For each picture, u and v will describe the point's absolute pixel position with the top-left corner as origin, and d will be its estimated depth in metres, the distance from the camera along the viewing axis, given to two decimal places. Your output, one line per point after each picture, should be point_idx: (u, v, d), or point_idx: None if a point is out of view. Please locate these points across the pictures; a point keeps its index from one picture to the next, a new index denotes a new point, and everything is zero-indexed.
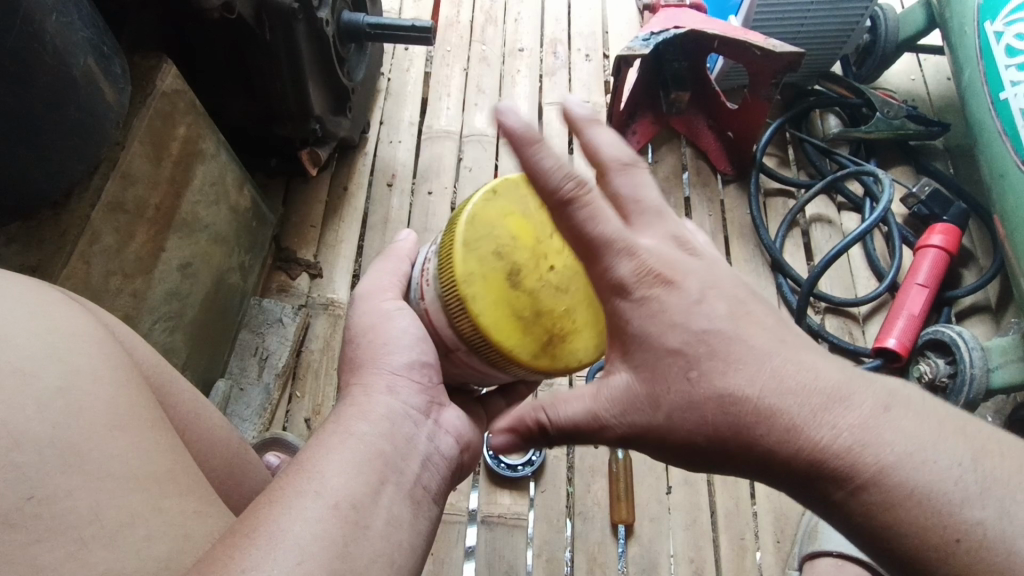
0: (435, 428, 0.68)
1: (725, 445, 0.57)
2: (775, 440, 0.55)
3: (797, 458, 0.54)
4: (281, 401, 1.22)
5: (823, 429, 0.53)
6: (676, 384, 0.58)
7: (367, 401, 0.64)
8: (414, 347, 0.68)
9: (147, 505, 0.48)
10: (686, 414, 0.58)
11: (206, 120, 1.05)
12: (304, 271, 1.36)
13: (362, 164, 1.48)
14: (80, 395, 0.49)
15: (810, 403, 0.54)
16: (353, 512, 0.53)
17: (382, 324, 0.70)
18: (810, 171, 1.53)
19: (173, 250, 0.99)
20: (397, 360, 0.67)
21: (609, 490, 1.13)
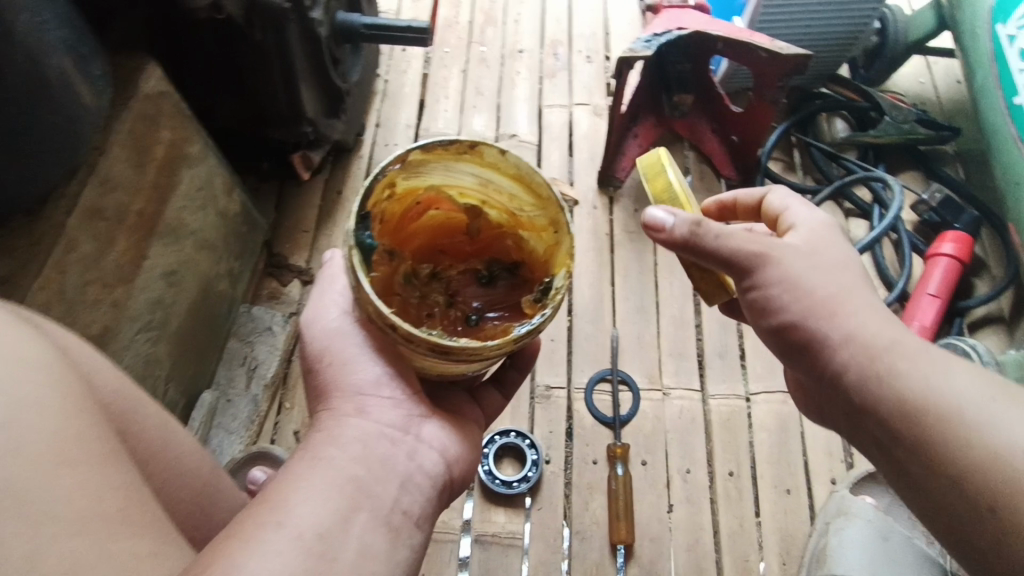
0: (417, 444, 0.63)
1: (801, 336, 0.70)
2: (846, 341, 0.67)
3: (856, 358, 0.66)
4: (270, 412, 1.18)
5: (889, 338, 0.66)
6: (827, 267, 0.70)
7: (336, 427, 0.60)
8: (374, 360, 0.64)
9: (94, 549, 0.43)
10: (788, 297, 0.69)
11: (193, 122, 1.01)
12: (296, 278, 1.33)
13: (357, 167, 1.45)
14: (21, 429, 0.45)
15: (895, 329, 0.66)
16: (318, 544, 0.49)
17: (335, 344, 0.65)
18: (817, 176, 1.48)
19: (157, 257, 0.95)
20: (361, 379, 0.63)
21: (608, 509, 1.09)
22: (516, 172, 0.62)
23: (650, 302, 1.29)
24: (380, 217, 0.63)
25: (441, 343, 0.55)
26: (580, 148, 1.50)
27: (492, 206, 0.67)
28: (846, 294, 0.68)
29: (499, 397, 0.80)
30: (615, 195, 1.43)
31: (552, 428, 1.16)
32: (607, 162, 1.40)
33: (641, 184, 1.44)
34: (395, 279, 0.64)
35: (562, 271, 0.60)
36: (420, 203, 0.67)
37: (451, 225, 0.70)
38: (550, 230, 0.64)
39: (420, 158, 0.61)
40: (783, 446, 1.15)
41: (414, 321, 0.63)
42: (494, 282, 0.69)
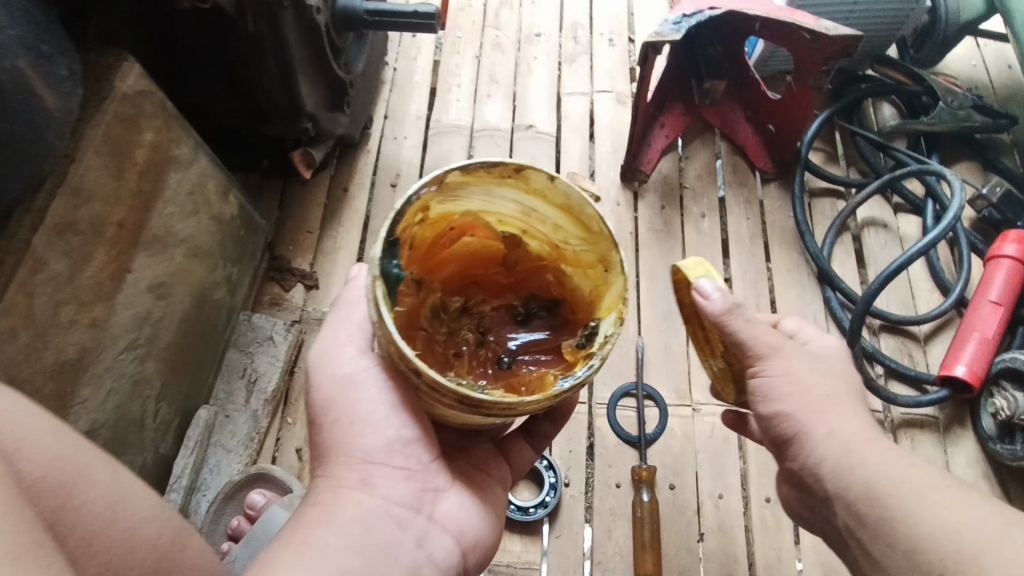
0: (426, 526, 0.56)
1: (784, 432, 0.71)
2: (820, 441, 0.68)
3: (826, 462, 0.67)
4: (272, 428, 1.11)
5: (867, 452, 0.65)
6: (808, 393, 0.70)
7: (334, 502, 0.54)
8: (389, 424, 0.56)
9: None
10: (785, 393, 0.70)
11: (180, 122, 0.92)
12: (299, 282, 1.25)
13: (364, 163, 1.36)
14: None
15: (877, 445, 0.66)
16: None
17: (346, 395, 0.57)
18: (862, 167, 1.35)
19: (141, 270, 0.88)
20: (370, 444, 0.56)
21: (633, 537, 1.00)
22: (565, 202, 0.56)
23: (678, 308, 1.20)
24: (410, 244, 0.56)
25: (470, 396, 0.49)
26: (602, 139, 1.39)
27: (533, 235, 0.62)
28: (837, 402, 0.69)
29: (529, 450, 0.73)
30: (641, 191, 1.33)
31: (572, 449, 1.07)
32: (631, 155, 1.29)
33: (667, 179, 1.33)
34: (423, 312, 0.59)
35: (611, 317, 0.55)
36: (453, 229, 0.61)
37: (486, 255, 0.66)
38: (598, 269, 0.58)
39: (458, 180, 0.54)
40: None
41: (442, 361, 0.59)
42: (530, 320, 0.65)
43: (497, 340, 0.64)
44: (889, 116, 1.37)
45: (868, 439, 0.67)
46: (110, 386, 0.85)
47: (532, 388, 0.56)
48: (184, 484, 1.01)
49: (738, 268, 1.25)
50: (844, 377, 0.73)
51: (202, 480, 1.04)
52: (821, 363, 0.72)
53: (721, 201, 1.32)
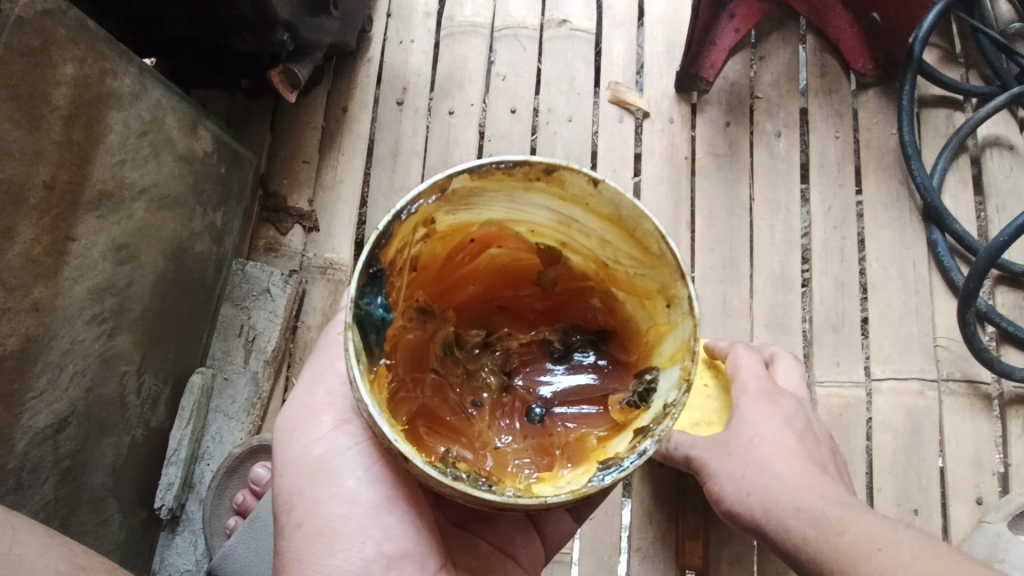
0: None
1: (745, 522, 0.66)
2: (767, 521, 0.63)
3: (778, 544, 0.61)
4: (275, 391, 1.00)
5: (806, 523, 0.59)
6: (746, 472, 0.67)
7: None
8: (364, 535, 0.46)
9: None
10: (729, 487, 0.68)
11: (109, 42, 0.73)
12: (297, 223, 1.08)
13: (364, 76, 1.13)
14: None
15: (811, 510, 0.60)
16: None
17: (316, 493, 0.47)
18: (983, 72, 1.05)
19: (91, 235, 0.73)
20: (341, 566, 0.46)
21: (677, 522, 0.89)
22: (614, 214, 0.42)
23: (742, 254, 0.99)
24: (411, 267, 0.43)
25: (479, 496, 0.35)
26: (654, 36, 1.11)
27: (575, 250, 0.47)
28: (764, 475, 0.66)
29: (568, 521, 0.60)
30: (700, 103, 1.07)
31: None
32: (689, 59, 1.02)
33: (735, 87, 1.06)
34: (432, 349, 0.48)
35: (673, 371, 0.42)
36: (475, 241, 0.47)
37: (515, 273, 0.51)
38: (657, 299, 0.44)
39: (469, 186, 0.41)
40: (913, 453, 0.89)
41: (455, 413, 0.46)
42: (571, 357, 0.51)
43: (526, 385, 0.51)
44: (1007, 15, 1.06)
45: (804, 506, 0.61)
46: (75, 372, 0.74)
47: (569, 454, 0.43)
48: (183, 457, 0.92)
49: (820, 202, 1.01)
50: (786, 446, 0.68)
51: (204, 448, 0.95)
52: (749, 424, 0.70)
53: (804, 113, 1.05)
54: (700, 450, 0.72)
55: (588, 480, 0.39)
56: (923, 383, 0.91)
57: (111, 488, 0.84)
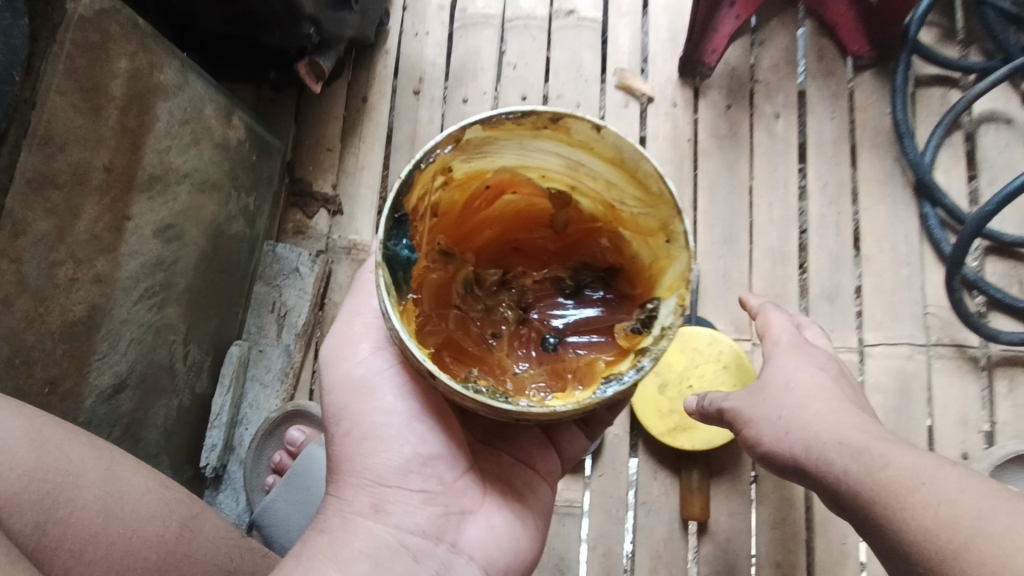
0: (450, 554, 0.50)
1: (785, 462, 0.67)
2: (805, 456, 0.65)
3: (816, 474, 0.64)
4: (306, 361, 1.08)
5: (849, 456, 0.61)
6: (780, 416, 0.69)
7: (346, 529, 0.49)
8: (404, 439, 0.51)
9: None
10: (767, 430, 0.69)
11: (156, 39, 0.80)
12: (322, 207, 1.16)
13: (382, 67, 1.20)
14: None
15: (851, 445, 0.62)
16: None
17: (359, 402, 0.51)
18: (987, 46, 1.08)
19: (143, 215, 0.81)
20: (384, 464, 0.50)
21: (680, 477, 0.96)
22: (615, 157, 0.47)
23: (741, 230, 1.05)
24: (432, 213, 0.49)
25: (495, 405, 0.41)
26: (658, 24, 1.16)
27: (583, 193, 0.52)
28: (803, 414, 0.67)
29: (582, 437, 0.64)
30: (702, 88, 1.12)
31: None
32: (691, 45, 1.07)
33: (736, 71, 1.12)
34: (455, 287, 0.53)
35: (671, 299, 0.47)
36: (490, 188, 0.53)
37: (530, 218, 0.57)
38: (657, 237, 0.49)
39: (482, 136, 0.46)
40: (903, 412, 0.95)
41: (475, 342, 0.52)
42: (582, 293, 0.56)
43: (540, 317, 0.56)
44: None
45: (844, 439, 0.63)
46: (131, 338, 0.82)
47: (580, 376, 0.48)
48: (224, 421, 1.00)
49: (817, 179, 1.06)
50: (821, 388, 0.70)
51: (242, 415, 1.03)
52: (784, 369, 0.74)
53: (801, 95, 1.10)
54: (742, 400, 0.73)
55: (593, 395, 0.44)
56: (912, 348, 0.97)
57: (162, 446, 0.92)
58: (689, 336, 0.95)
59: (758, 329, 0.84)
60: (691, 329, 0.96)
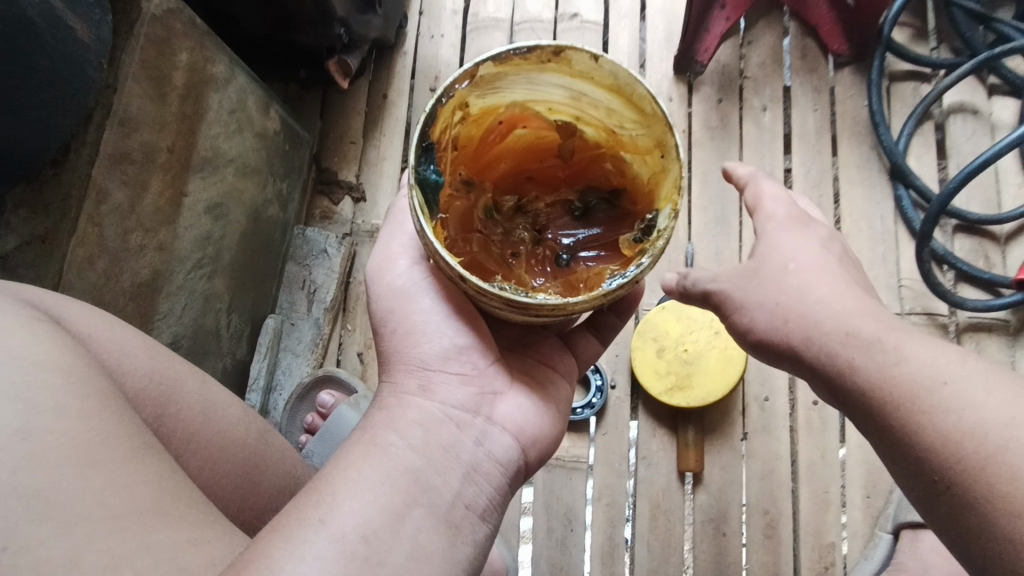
0: (488, 427, 0.50)
1: (779, 350, 0.61)
2: (804, 344, 0.59)
3: (816, 364, 0.58)
4: (333, 334, 1.17)
5: (859, 349, 0.56)
6: (784, 305, 0.60)
7: (395, 405, 0.49)
8: (445, 325, 0.51)
9: (135, 543, 0.38)
10: (753, 317, 0.62)
11: (211, 38, 0.90)
12: (346, 194, 1.25)
13: (400, 67, 1.30)
14: (42, 436, 0.39)
15: (862, 338, 0.56)
16: (364, 546, 0.40)
17: (399, 297, 0.53)
18: (954, 44, 1.18)
19: (197, 193, 0.91)
20: (426, 351, 0.51)
21: (677, 434, 1.06)
22: (615, 84, 0.49)
23: (731, 212, 1.15)
24: (453, 145, 0.51)
25: (516, 300, 0.44)
26: (654, 26, 1.27)
27: (588, 122, 0.54)
28: (801, 298, 0.59)
29: (595, 343, 0.66)
30: (695, 83, 1.23)
31: (618, 353, 1.10)
32: (685, 44, 1.18)
33: (726, 68, 1.22)
34: (476, 214, 0.54)
35: (667, 208, 0.48)
36: (502, 122, 0.55)
37: (539, 147, 0.57)
38: (656, 154, 0.50)
39: (493, 72, 0.48)
40: None
41: (497, 259, 0.53)
42: (590, 214, 0.56)
43: (554, 237, 0.56)
44: None
45: (853, 329, 0.56)
46: (185, 303, 0.92)
47: (590, 284, 0.49)
48: (262, 385, 1.11)
49: (800, 166, 1.17)
50: (821, 266, 0.61)
51: (276, 381, 1.14)
52: (781, 249, 0.63)
53: (786, 90, 1.20)
54: (728, 281, 0.64)
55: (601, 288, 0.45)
56: None
57: None
58: (685, 306, 1.05)
59: (748, 203, 0.71)
60: (687, 300, 1.06)
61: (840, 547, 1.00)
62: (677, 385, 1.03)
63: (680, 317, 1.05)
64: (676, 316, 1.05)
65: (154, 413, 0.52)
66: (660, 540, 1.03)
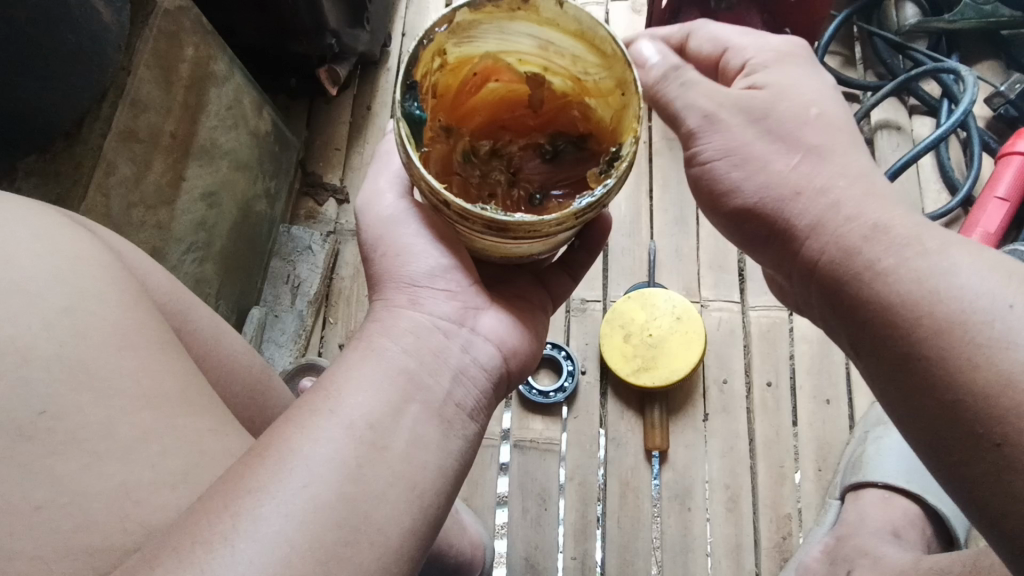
0: (471, 337, 0.60)
1: (772, 226, 0.65)
2: (824, 237, 0.61)
3: (838, 269, 0.60)
4: (315, 326, 1.22)
5: (893, 255, 0.57)
6: (793, 182, 0.63)
7: (389, 318, 0.58)
8: (430, 251, 0.61)
9: (162, 422, 0.48)
10: (758, 182, 0.64)
11: (215, 38, 0.98)
12: (331, 197, 1.31)
13: (384, 81, 1.39)
14: (87, 315, 0.49)
15: (867, 224, 0.59)
16: (370, 432, 0.47)
17: (391, 231, 0.62)
18: (879, 71, 1.35)
19: (194, 179, 0.97)
20: (415, 270, 0.61)
21: (643, 415, 1.13)
22: (577, 29, 0.57)
23: (689, 213, 1.24)
24: (432, 92, 0.60)
25: (496, 219, 0.52)
26: None
27: (556, 71, 0.63)
28: (812, 171, 0.63)
29: (569, 282, 0.79)
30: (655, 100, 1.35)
31: (588, 341, 1.17)
32: None
33: None
34: (454, 157, 0.63)
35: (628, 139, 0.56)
36: (477, 75, 0.64)
37: (513, 98, 0.67)
38: (615, 96, 0.59)
39: (469, 19, 0.57)
40: (825, 358, 1.15)
41: (474, 200, 0.63)
42: (559, 156, 0.66)
43: (528, 176, 0.66)
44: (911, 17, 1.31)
45: (880, 224, 0.59)
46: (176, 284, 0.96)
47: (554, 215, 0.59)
48: None
49: None
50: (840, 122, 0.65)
51: None
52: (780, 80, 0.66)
53: None
54: (725, 128, 0.65)
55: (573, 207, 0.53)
56: None
57: None
58: (647, 296, 1.15)
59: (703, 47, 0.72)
60: (646, 290, 1.15)
61: (796, 518, 1.08)
62: (644, 369, 1.10)
63: (643, 306, 1.14)
64: (638, 305, 1.14)
65: (177, 325, 0.59)
66: (629, 516, 1.09)
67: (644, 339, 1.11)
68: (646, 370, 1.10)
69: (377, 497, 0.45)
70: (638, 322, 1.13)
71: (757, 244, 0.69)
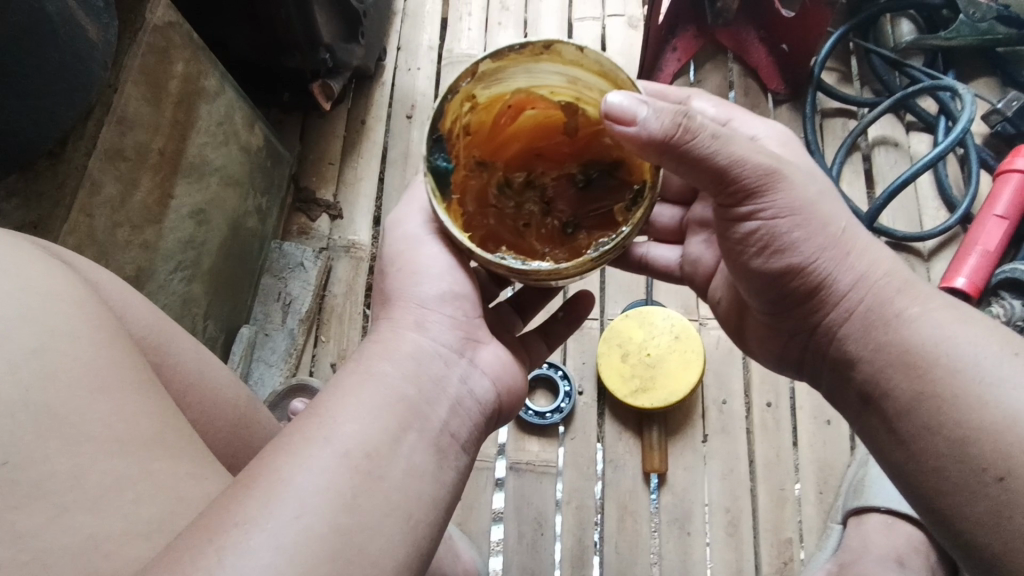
0: (470, 368, 0.58)
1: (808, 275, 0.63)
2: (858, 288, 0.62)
3: (871, 315, 0.61)
4: (307, 345, 1.19)
5: (918, 305, 0.60)
6: (835, 235, 0.62)
7: (392, 338, 0.56)
8: (445, 275, 0.60)
9: (137, 467, 0.46)
10: (802, 232, 0.61)
11: (206, 53, 0.96)
12: (324, 212, 1.29)
13: (379, 95, 1.37)
14: (57, 355, 0.47)
15: (895, 279, 0.61)
16: (366, 462, 0.45)
17: (409, 251, 0.61)
18: (876, 87, 1.34)
19: (183, 197, 0.95)
20: (425, 292, 0.59)
21: (642, 437, 1.10)
22: (601, 69, 0.56)
23: None
24: (465, 132, 0.60)
25: (513, 267, 0.53)
26: None
27: (587, 102, 0.61)
28: (856, 230, 0.63)
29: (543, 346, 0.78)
30: None
31: (585, 360, 1.15)
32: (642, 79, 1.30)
33: None
34: (489, 190, 0.64)
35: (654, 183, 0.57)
36: (511, 107, 0.63)
37: (548, 124, 0.65)
38: None
39: (493, 67, 0.56)
40: None
41: (511, 230, 0.64)
42: (592, 186, 0.66)
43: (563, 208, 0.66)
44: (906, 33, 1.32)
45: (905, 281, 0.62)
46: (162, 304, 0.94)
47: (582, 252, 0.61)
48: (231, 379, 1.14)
49: None
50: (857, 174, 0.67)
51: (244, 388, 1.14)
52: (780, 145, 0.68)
53: None
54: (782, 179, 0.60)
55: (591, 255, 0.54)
56: None
57: None
58: (645, 314, 1.13)
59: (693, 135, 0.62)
60: (643, 308, 1.13)
61: (797, 543, 1.06)
62: (643, 390, 1.08)
63: (641, 325, 1.12)
64: (636, 324, 1.12)
65: (154, 358, 0.58)
66: (627, 541, 1.06)
67: (643, 359, 1.09)
68: (645, 391, 1.08)
69: (370, 531, 0.42)
70: (635, 341, 1.11)
71: (774, 290, 0.66)
